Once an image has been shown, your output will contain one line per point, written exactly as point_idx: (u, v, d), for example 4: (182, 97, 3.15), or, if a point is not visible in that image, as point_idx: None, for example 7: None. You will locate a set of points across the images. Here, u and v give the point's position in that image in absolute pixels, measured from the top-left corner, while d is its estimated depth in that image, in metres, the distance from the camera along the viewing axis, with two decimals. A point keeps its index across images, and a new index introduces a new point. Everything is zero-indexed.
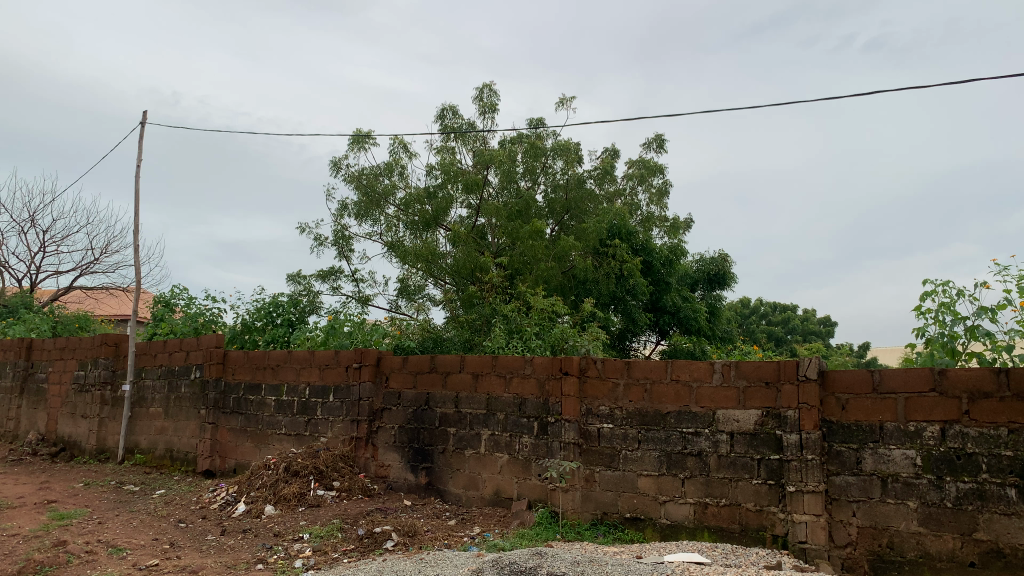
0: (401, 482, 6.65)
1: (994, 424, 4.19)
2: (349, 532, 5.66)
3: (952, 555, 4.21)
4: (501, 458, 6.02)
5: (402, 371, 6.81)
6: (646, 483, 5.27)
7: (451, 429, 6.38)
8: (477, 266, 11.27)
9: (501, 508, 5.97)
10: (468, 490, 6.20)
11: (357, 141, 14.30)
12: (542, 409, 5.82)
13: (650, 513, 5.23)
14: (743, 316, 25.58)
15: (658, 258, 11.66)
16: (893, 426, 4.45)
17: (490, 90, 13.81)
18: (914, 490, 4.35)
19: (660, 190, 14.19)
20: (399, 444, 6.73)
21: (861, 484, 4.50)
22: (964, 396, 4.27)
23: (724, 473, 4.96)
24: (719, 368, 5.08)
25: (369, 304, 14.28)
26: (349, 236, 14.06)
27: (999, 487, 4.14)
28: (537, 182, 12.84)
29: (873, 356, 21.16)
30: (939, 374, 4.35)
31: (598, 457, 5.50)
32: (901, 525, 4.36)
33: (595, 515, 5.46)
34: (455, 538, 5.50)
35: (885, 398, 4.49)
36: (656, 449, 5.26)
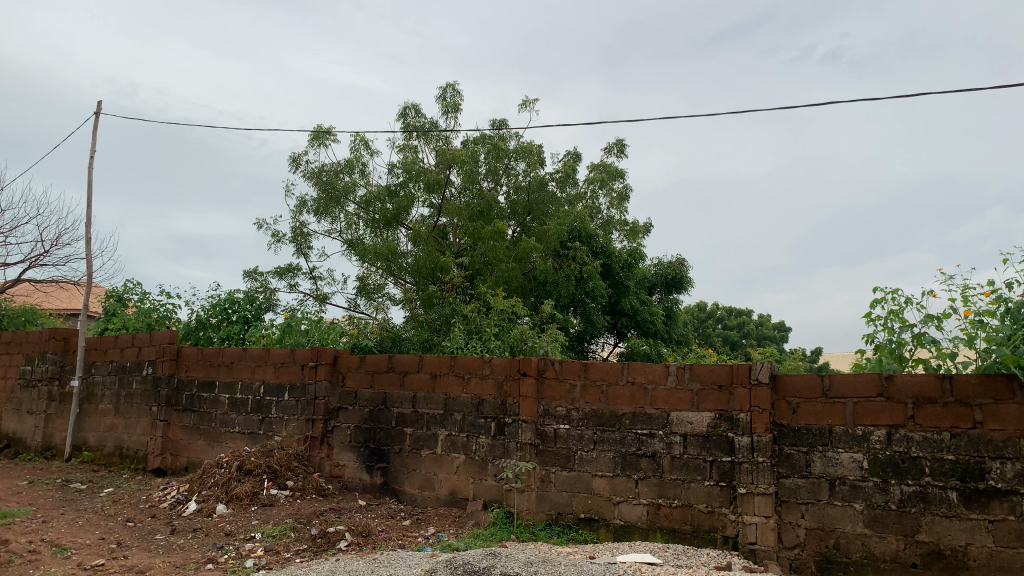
0: (356, 482, 6.64)
1: (938, 429, 4.33)
2: (303, 532, 5.63)
3: (895, 556, 4.35)
4: (458, 458, 6.05)
5: (359, 370, 6.80)
6: (601, 484, 5.34)
7: (407, 430, 6.39)
8: (438, 266, 11.25)
9: (456, 508, 5.99)
10: (423, 490, 6.22)
11: (318, 137, 14.22)
12: (500, 409, 5.86)
13: (604, 514, 5.31)
14: (699, 319, 25.96)
15: (617, 262, 11.87)
16: (842, 430, 4.58)
17: (453, 90, 13.84)
18: (861, 492, 4.48)
19: (621, 195, 14.35)
20: (355, 444, 6.71)
21: (810, 486, 4.63)
22: (909, 401, 4.41)
23: (677, 475, 5.06)
24: (674, 371, 5.17)
25: (327, 302, 14.18)
26: (308, 233, 13.94)
27: (941, 490, 4.28)
28: (499, 183, 12.88)
29: (824, 361, 21.67)
30: (886, 380, 4.49)
31: (554, 457, 5.55)
32: (847, 526, 4.50)
33: (549, 516, 5.52)
34: (409, 539, 5.51)
35: (835, 403, 4.62)
36: (611, 450, 5.34)
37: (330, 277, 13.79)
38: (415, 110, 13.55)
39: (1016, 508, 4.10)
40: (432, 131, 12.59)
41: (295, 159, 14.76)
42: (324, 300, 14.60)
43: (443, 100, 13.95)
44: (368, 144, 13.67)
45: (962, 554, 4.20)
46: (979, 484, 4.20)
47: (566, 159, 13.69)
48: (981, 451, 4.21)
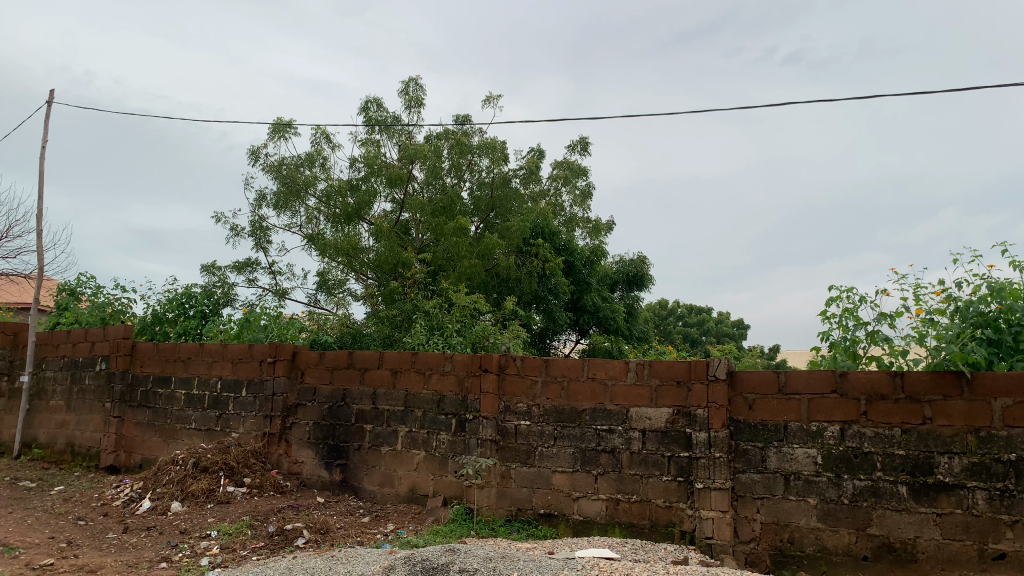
0: (315, 479, 6.56)
1: (889, 424, 4.40)
2: (260, 530, 5.54)
3: (847, 549, 4.42)
4: (418, 455, 6.01)
5: (319, 366, 6.72)
6: (560, 479, 5.36)
7: (367, 426, 6.33)
8: (399, 261, 11.16)
9: (416, 504, 5.97)
10: (383, 487, 6.17)
11: (278, 130, 14.02)
12: (460, 406, 5.83)
13: (564, 509, 5.33)
14: (660, 317, 26.19)
15: (580, 259, 11.91)
16: (797, 426, 4.65)
17: (416, 84, 13.75)
18: (815, 487, 4.55)
19: (584, 192, 14.39)
20: (313, 440, 6.63)
21: (765, 481, 4.68)
22: (862, 398, 4.48)
23: (636, 470, 5.09)
24: (634, 367, 5.18)
25: (287, 297, 14.00)
26: (267, 227, 13.75)
27: (892, 484, 4.35)
28: (462, 178, 12.84)
29: (781, 358, 22.04)
30: (840, 376, 4.56)
31: (515, 453, 5.54)
32: (801, 520, 4.57)
33: (509, 512, 5.52)
34: (368, 535, 5.47)
35: (790, 399, 4.68)
36: (571, 446, 5.35)
37: (290, 271, 13.63)
38: (377, 103, 13.42)
39: (963, 501, 4.17)
40: (395, 126, 12.49)
41: (254, 152, 14.54)
42: (283, 296, 14.42)
43: (406, 94, 13.85)
44: (330, 137, 13.52)
45: (911, 546, 4.27)
46: (928, 478, 4.27)
47: (529, 155, 13.69)
48: (930, 446, 4.29)
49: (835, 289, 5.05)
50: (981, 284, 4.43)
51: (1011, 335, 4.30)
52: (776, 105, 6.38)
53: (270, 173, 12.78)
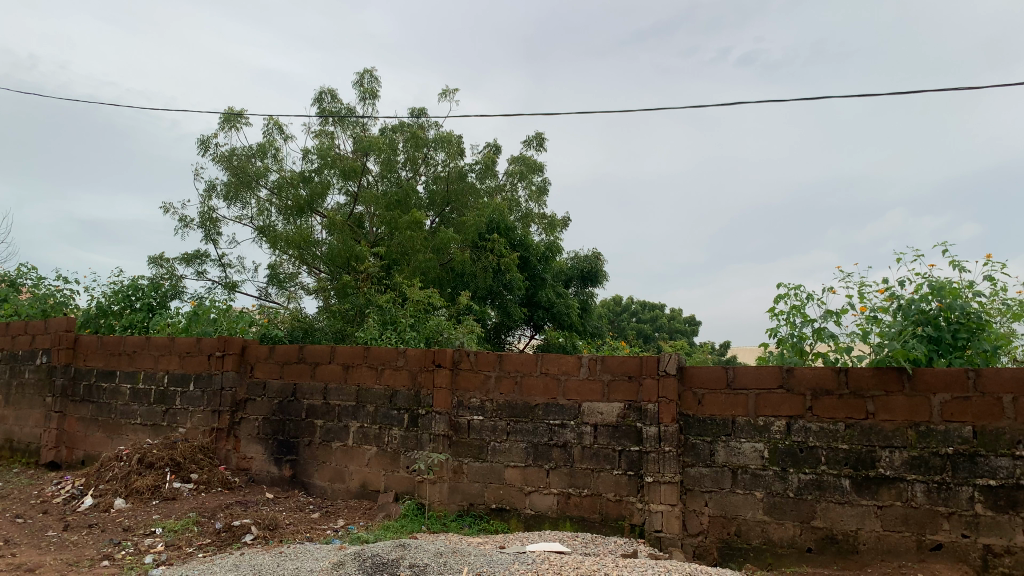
0: (264, 475, 6.46)
1: (834, 419, 4.47)
2: (207, 526, 5.42)
3: (792, 541, 4.48)
4: (369, 450, 5.94)
5: (269, 360, 6.60)
6: (512, 474, 5.35)
7: (318, 422, 6.24)
8: (353, 255, 11.02)
9: (367, 500, 5.90)
10: (334, 482, 6.09)
11: (228, 120, 13.74)
12: (413, 401, 5.78)
13: (515, 504, 5.33)
14: (614, 312, 26.46)
15: (535, 254, 11.85)
16: (745, 421, 4.70)
17: (371, 76, 13.60)
18: (761, 480, 4.61)
19: (540, 188, 14.33)
20: (263, 436, 6.52)
21: (713, 475, 4.73)
22: (808, 393, 4.54)
23: (587, 464, 5.11)
24: (586, 362, 5.19)
25: (237, 291, 13.75)
26: (217, 219, 13.48)
27: (836, 478, 4.41)
28: (418, 172, 12.75)
29: (732, 354, 22.42)
30: (786, 372, 4.61)
31: (467, 448, 5.51)
32: (748, 514, 4.62)
33: (461, 507, 5.49)
34: (317, 532, 5.39)
35: (738, 394, 4.73)
36: (523, 441, 5.34)
37: (240, 264, 13.39)
38: (331, 95, 13.24)
39: (903, 494, 4.24)
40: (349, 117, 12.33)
41: (204, 142, 14.23)
42: (233, 288, 14.16)
43: (360, 86, 13.68)
44: (282, 128, 13.31)
45: (853, 538, 4.34)
46: (870, 472, 4.33)
47: (485, 150, 13.65)
48: (872, 441, 4.35)
49: (782, 287, 5.06)
50: (923, 282, 4.49)
51: (950, 333, 4.38)
52: (728, 105, 6.44)
53: (220, 163, 12.51)
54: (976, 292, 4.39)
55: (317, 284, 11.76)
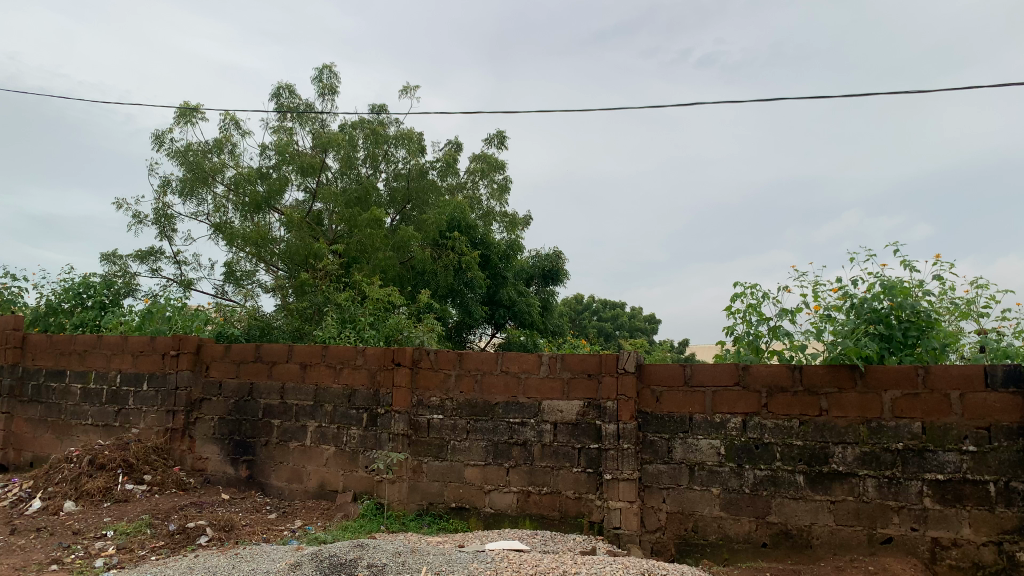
0: (220, 476, 6.34)
1: (788, 416, 4.51)
2: (160, 528, 5.28)
3: (748, 537, 4.53)
4: (327, 450, 5.85)
5: (224, 359, 6.48)
6: (472, 473, 5.32)
7: (275, 421, 6.14)
8: (311, 253, 10.83)
9: (325, 500, 5.82)
10: (291, 483, 6.00)
11: (184, 114, 13.48)
12: (372, 400, 5.70)
13: (474, 502, 5.31)
14: (576, 311, 26.58)
15: (496, 252, 11.88)
16: (701, 418, 4.73)
17: (330, 72, 13.46)
18: (718, 477, 4.65)
19: (502, 186, 14.31)
20: (218, 436, 6.40)
21: (671, 472, 4.76)
22: (763, 390, 4.59)
23: (547, 462, 5.11)
24: (546, 360, 5.17)
25: (192, 289, 13.49)
26: (172, 215, 13.20)
27: (790, 474, 4.46)
28: (378, 169, 12.64)
29: (690, 352, 22.71)
30: (743, 369, 4.65)
31: (427, 447, 5.47)
32: (705, 510, 4.66)
33: (420, 506, 5.45)
34: (274, 532, 5.31)
35: (695, 392, 4.76)
36: (484, 439, 5.32)
37: (196, 262, 13.13)
38: (289, 90, 13.06)
39: (855, 489, 4.30)
40: (308, 113, 12.17)
41: (159, 137, 13.93)
42: (189, 286, 13.91)
43: (319, 82, 13.52)
44: (240, 123, 13.10)
45: (807, 533, 4.40)
46: (823, 468, 4.39)
47: (447, 148, 13.66)
48: (826, 437, 4.41)
49: (737, 285, 4.99)
50: (875, 281, 4.52)
51: (901, 331, 4.42)
52: (687, 105, 6.47)
53: (176, 159, 12.25)
54: (926, 291, 4.44)
55: (275, 282, 11.59)
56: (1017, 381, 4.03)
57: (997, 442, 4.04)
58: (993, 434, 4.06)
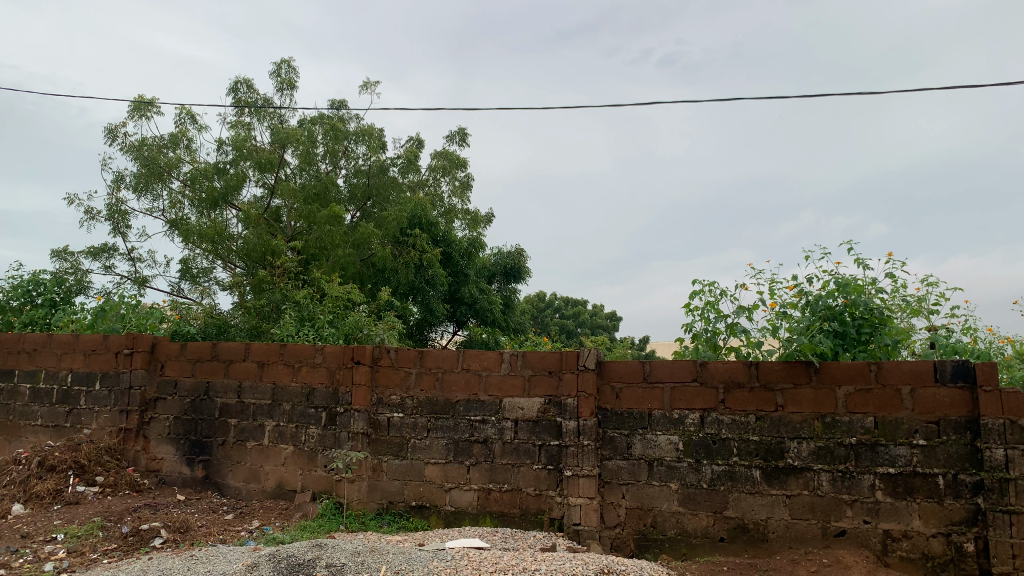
0: (175, 476, 6.21)
1: (745, 412, 4.56)
2: (112, 531, 5.14)
3: (705, 531, 4.57)
4: (286, 449, 5.77)
5: (179, 358, 6.35)
6: (432, 471, 5.29)
7: (231, 421, 6.04)
8: (269, 250, 10.65)
9: (283, 500, 5.73)
10: (248, 483, 5.90)
11: (138, 108, 13.20)
12: (331, 399, 5.62)
13: (435, 501, 5.27)
14: (538, 309, 26.64)
15: (458, 250, 11.77)
16: (660, 414, 4.75)
17: (289, 66, 13.28)
18: (676, 472, 4.67)
19: (463, 183, 14.28)
20: (174, 436, 6.27)
21: (630, 467, 4.77)
22: (721, 386, 4.62)
23: (507, 459, 5.10)
24: (507, 358, 5.17)
25: (147, 286, 13.20)
26: (126, 211, 12.90)
27: (747, 469, 4.51)
28: (338, 165, 12.50)
29: (651, 349, 22.92)
30: (700, 366, 4.68)
31: (387, 446, 5.42)
32: (664, 505, 4.68)
33: (380, 505, 5.40)
34: (231, 533, 5.21)
35: (654, 388, 4.77)
36: (444, 437, 5.28)
37: (151, 259, 12.86)
38: (246, 84, 12.86)
39: (810, 483, 4.36)
40: (266, 107, 11.98)
41: (112, 131, 13.59)
42: (144, 284, 13.62)
43: (277, 77, 13.33)
44: (196, 118, 12.85)
45: (763, 527, 4.45)
46: (779, 462, 4.44)
47: (407, 144, 13.60)
48: (782, 432, 4.46)
49: (695, 282, 5.00)
50: (830, 279, 4.57)
51: (855, 327, 4.50)
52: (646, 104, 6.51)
53: (129, 153, 11.96)
54: (878, 289, 4.52)
55: (232, 279, 11.39)
56: (966, 376, 4.10)
57: (946, 436, 4.11)
58: (942, 428, 4.12)
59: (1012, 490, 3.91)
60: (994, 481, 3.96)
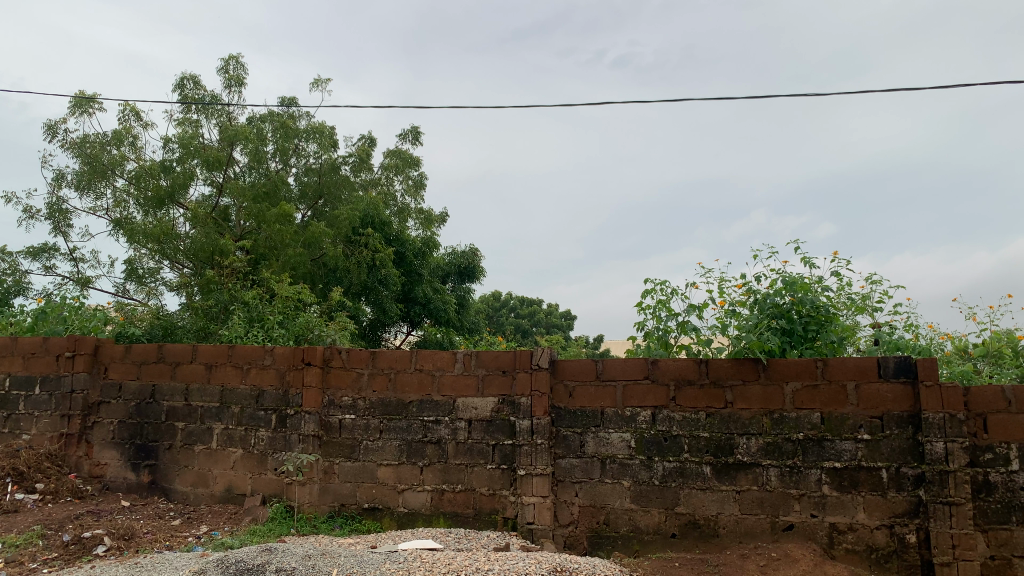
0: (120, 482, 6.02)
1: (695, 409, 4.57)
2: (52, 539, 4.93)
3: (657, 528, 4.58)
4: (235, 453, 5.63)
5: (124, 360, 6.15)
6: (385, 473, 5.21)
7: (179, 424, 5.87)
8: (217, 249, 10.39)
9: (232, 504, 5.59)
10: (196, 487, 5.75)
11: (79, 104, 12.80)
12: (281, 401, 5.50)
13: (388, 502, 5.19)
14: (494, 308, 26.61)
15: (411, 249, 11.67)
16: (613, 412, 4.74)
17: (237, 62, 13.00)
18: (628, 470, 4.67)
19: (417, 182, 14.20)
20: (118, 441, 6.08)
21: (583, 466, 4.76)
22: (672, 384, 4.63)
23: (461, 459, 5.04)
24: (461, 358, 5.12)
25: (91, 287, 12.81)
26: (67, 210, 12.50)
27: (698, 465, 4.53)
28: (288, 163, 12.27)
29: (604, 347, 23.09)
30: (651, 364, 4.69)
31: (338, 448, 5.31)
32: (616, 502, 4.68)
33: (332, 508, 5.29)
34: (177, 539, 5.06)
35: (606, 386, 4.76)
36: (397, 439, 5.21)
37: (95, 259, 12.48)
38: (194, 81, 12.56)
39: (759, 478, 4.39)
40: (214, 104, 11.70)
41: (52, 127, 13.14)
42: (86, 284, 13.20)
43: (225, 73, 13.05)
44: (141, 115, 12.51)
45: (714, 523, 4.47)
46: (728, 458, 4.47)
47: (359, 143, 13.43)
48: (731, 429, 4.48)
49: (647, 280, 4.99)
50: (777, 277, 4.61)
51: (802, 325, 4.55)
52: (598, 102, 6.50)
53: (71, 150, 11.56)
54: (824, 287, 4.57)
55: (179, 280, 11.12)
56: (907, 371, 4.18)
57: (889, 430, 4.18)
58: (886, 423, 4.19)
59: (951, 482, 3.98)
60: (935, 474, 4.03)
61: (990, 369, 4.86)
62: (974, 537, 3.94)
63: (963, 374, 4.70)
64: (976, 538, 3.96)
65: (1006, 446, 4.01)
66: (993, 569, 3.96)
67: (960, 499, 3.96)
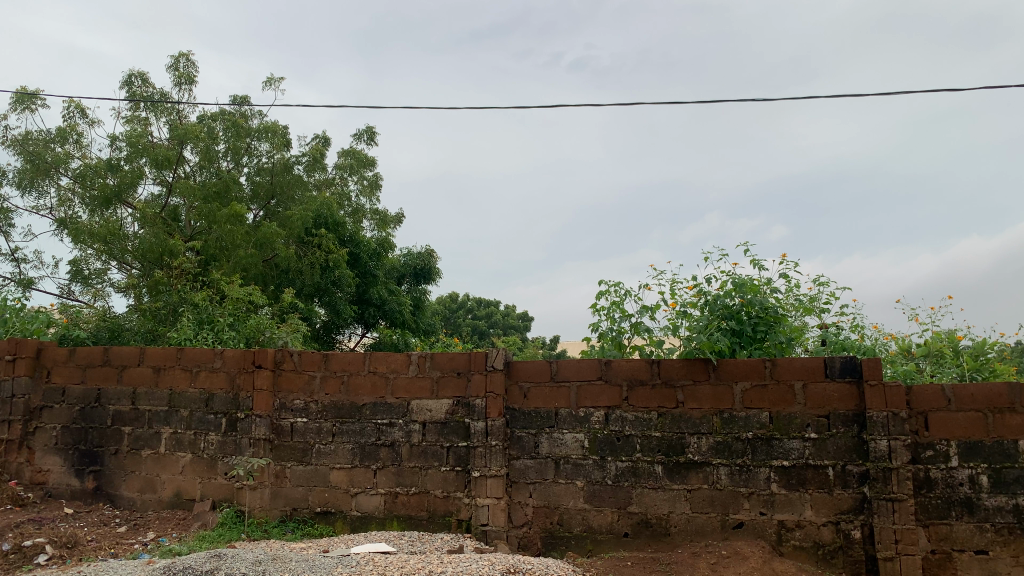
0: (63, 489, 5.87)
1: (647, 409, 4.63)
2: None
3: (610, 527, 4.62)
4: (183, 457, 5.53)
5: (68, 364, 6.00)
6: (338, 476, 5.17)
7: (125, 428, 5.75)
8: (166, 250, 10.17)
9: (181, 510, 5.48)
10: (144, 493, 5.64)
11: (22, 100, 12.44)
12: (231, 404, 5.41)
13: (340, 506, 5.15)
14: (450, 309, 26.54)
15: (366, 250, 11.62)
16: (567, 412, 4.77)
17: (187, 60, 12.76)
18: (582, 470, 4.71)
19: (372, 182, 14.12)
20: (62, 446, 5.93)
21: (537, 466, 4.78)
22: (624, 384, 4.68)
23: (415, 462, 5.03)
24: (415, 360, 5.11)
25: (33, 288, 12.45)
26: (9, 209, 12.13)
27: (649, 465, 4.59)
28: (240, 163, 12.09)
29: (561, 349, 23.20)
30: (605, 364, 4.73)
31: (290, 452, 5.26)
32: (570, 502, 4.71)
33: (283, 512, 5.23)
34: (123, 547, 4.94)
35: (561, 387, 4.80)
36: (350, 442, 5.17)
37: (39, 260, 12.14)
38: (142, 78, 12.28)
39: (709, 477, 4.47)
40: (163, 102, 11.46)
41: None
42: (29, 286, 12.83)
43: (175, 70, 12.80)
44: (86, 112, 12.21)
45: (665, 521, 4.53)
46: (680, 458, 4.53)
47: (313, 143, 13.26)
48: (682, 428, 4.55)
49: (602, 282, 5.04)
50: (727, 279, 4.69)
51: (751, 326, 4.64)
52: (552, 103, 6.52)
53: (12, 148, 11.23)
54: (773, 289, 4.67)
55: (127, 281, 10.85)
56: (853, 371, 4.29)
57: (835, 429, 4.28)
58: (832, 422, 4.30)
59: (894, 479, 4.09)
60: (878, 471, 4.13)
61: (931, 368, 4.99)
62: (915, 532, 4.04)
63: (905, 373, 4.83)
64: (917, 533, 4.07)
65: (945, 443, 4.14)
66: (933, 563, 4.08)
67: (902, 495, 4.06)
